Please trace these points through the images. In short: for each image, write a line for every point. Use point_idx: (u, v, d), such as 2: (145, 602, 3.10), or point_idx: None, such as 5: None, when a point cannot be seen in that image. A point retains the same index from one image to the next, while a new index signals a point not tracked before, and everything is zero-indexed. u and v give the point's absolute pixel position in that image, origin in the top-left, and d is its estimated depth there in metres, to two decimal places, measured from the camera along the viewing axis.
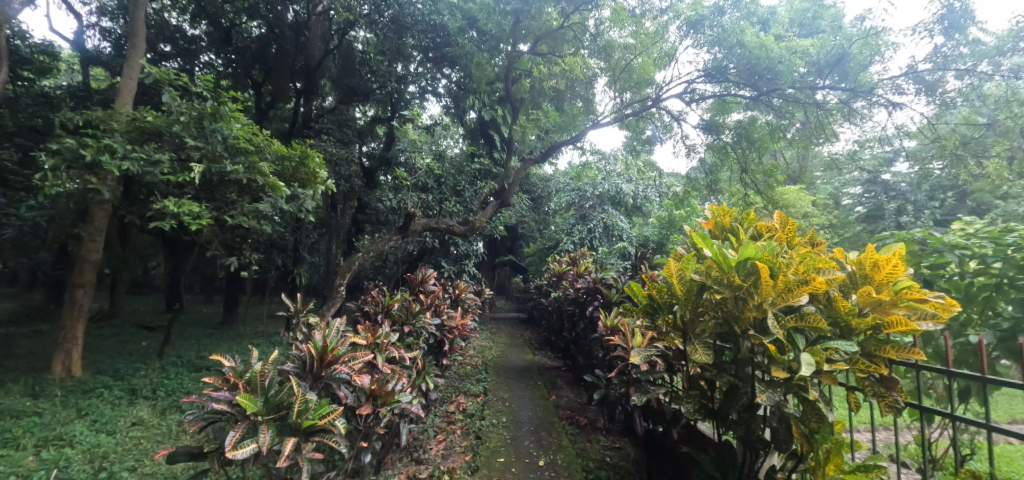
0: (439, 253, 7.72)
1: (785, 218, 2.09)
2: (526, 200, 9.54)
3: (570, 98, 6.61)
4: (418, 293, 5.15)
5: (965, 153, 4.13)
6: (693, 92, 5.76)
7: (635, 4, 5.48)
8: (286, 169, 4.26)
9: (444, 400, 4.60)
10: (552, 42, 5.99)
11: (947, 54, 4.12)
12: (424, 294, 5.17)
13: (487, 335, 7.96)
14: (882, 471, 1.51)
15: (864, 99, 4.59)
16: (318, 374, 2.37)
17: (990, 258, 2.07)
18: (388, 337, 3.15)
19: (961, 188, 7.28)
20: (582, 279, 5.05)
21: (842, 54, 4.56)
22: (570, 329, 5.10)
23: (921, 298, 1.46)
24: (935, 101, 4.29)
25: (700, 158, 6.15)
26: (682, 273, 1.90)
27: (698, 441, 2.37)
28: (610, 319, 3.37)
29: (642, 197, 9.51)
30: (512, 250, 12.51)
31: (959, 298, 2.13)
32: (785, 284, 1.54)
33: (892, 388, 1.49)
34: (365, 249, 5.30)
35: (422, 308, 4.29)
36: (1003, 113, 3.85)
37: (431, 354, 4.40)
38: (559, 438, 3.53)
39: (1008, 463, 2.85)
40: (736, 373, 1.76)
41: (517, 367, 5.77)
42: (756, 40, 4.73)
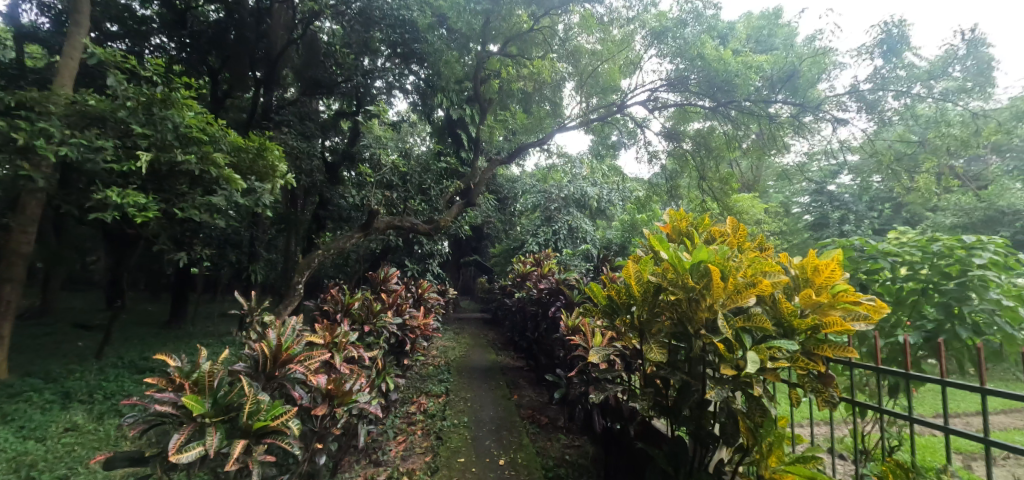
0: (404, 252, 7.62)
1: (737, 223, 2.18)
2: (493, 201, 9.54)
3: (538, 100, 6.71)
4: (379, 292, 5.04)
5: (900, 169, 4.47)
6: (656, 100, 5.95)
7: (603, 11, 5.62)
8: (242, 161, 4.02)
9: (405, 401, 4.52)
10: (521, 45, 6.01)
11: (885, 76, 4.43)
12: (386, 293, 5.07)
13: (451, 335, 7.92)
14: (821, 462, 1.62)
15: (812, 114, 4.85)
16: (271, 374, 2.29)
17: (918, 265, 2.26)
18: (347, 336, 3.08)
19: (895, 200, 7.93)
20: (546, 280, 5.12)
21: (793, 71, 4.83)
22: (533, 329, 5.17)
23: (856, 300, 1.58)
24: (874, 118, 4.56)
25: (661, 165, 6.36)
26: (640, 275, 1.97)
27: (653, 436, 2.45)
28: (572, 319, 3.43)
29: (606, 200, 9.70)
30: (478, 250, 12.61)
31: (890, 301, 2.33)
32: (735, 287, 1.61)
33: (828, 384, 1.58)
34: (326, 246, 5.15)
35: (383, 307, 4.21)
36: (933, 132, 4.20)
37: (392, 355, 4.31)
38: (520, 438, 3.56)
39: (929, 453, 3.13)
40: (689, 371, 1.82)
41: (480, 367, 5.78)
42: (715, 54, 5.04)
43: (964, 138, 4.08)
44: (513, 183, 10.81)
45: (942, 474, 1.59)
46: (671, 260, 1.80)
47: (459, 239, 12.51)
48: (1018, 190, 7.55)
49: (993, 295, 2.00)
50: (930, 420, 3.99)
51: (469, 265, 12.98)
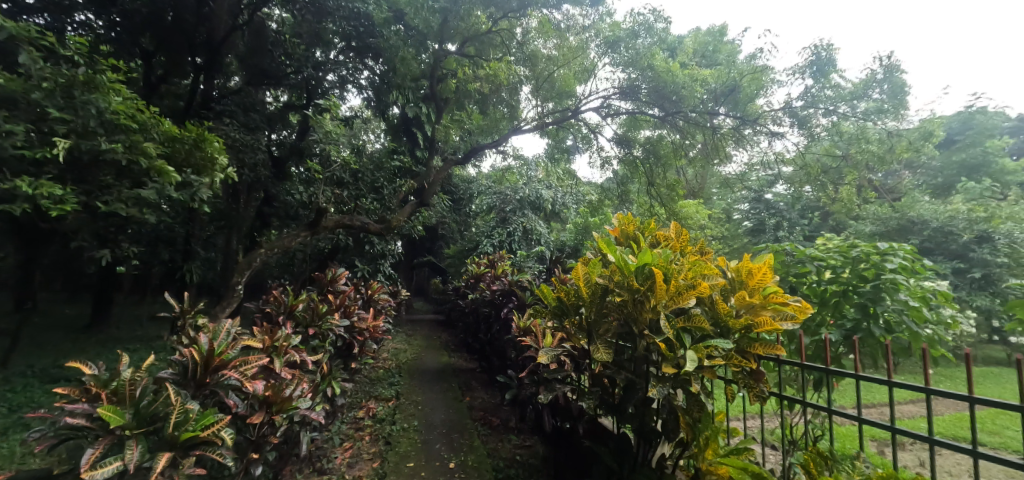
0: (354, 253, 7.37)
1: (680, 227, 2.28)
2: (448, 201, 9.44)
3: (495, 102, 6.64)
4: (326, 294, 4.84)
5: (827, 180, 4.84)
6: (609, 107, 6.12)
7: (560, 18, 5.86)
8: (177, 152, 3.72)
9: (353, 406, 4.38)
10: (479, 45, 6.04)
11: (815, 95, 4.84)
12: (333, 295, 4.88)
13: (403, 337, 7.77)
14: (752, 453, 1.74)
15: (751, 127, 5.20)
16: (202, 381, 2.16)
17: (839, 268, 2.49)
18: (289, 340, 2.94)
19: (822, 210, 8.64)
20: (498, 282, 5.15)
21: (734, 86, 5.18)
22: (485, 331, 5.18)
23: (784, 301, 1.69)
24: (805, 133, 4.90)
25: (613, 171, 6.56)
26: (588, 277, 2.02)
27: (599, 434, 2.52)
28: (523, 320, 3.45)
29: (559, 204, 9.70)
30: (433, 251, 12.53)
31: (816, 302, 2.52)
32: (676, 289, 1.70)
33: (759, 380, 1.69)
34: (269, 245, 4.90)
35: (330, 309, 4.05)
36: (853, 148, 4.59)
37: (339, 358, 4.17)
38: (470, 440, 3.56)
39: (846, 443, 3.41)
40: (634, 370, 1.89)
41: (432, 369, 5.70)
42: (664, 65, 5.29)
43: (881, 153, 4.50)
44: (469, 184, 10.73)
45: (855, 459, 1.74)
46: (618, 263, 1.86)
47: (413, 239, 12.35)
48: (924, 202, 8.44)
49: (902, 296, 2.21)
50: (845, 411, 4.38)
51: (423, 266, 12.80)
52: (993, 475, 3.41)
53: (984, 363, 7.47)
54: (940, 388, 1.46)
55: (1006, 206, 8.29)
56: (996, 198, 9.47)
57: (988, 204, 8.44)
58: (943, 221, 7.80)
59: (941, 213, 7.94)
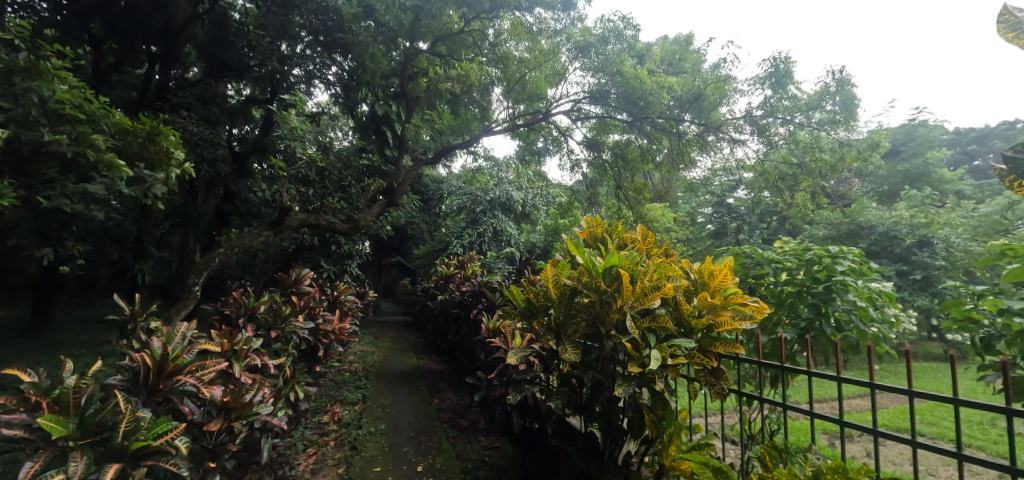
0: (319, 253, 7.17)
1: (646, 230, 2.34)
2: (417, 202, 9.32)
3: (467, 102, 6.57)
4: (290, 295, 4.68)
5: (783, 187, 5.09)
6: (579, 111, 6.21)
7: (533, 21, 5.90)
8: (128, 146, 3.49)
9: (318, 411, 4.27)
10: (451, 45, 6.01)
11: (773, 105, 5.08)
12: (297, 296, 4.73)
13: (370, 339, 7.61)
14: (713, 448, 1.81)
15: (715, 134, 5.39)
16: (154, 387, 2.05)
17: (793, 271, 2.62)
18: (249, 344, 2.83)
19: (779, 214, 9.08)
20: (468, 283, 5.14)
21: (699, 94, 5.34)
22: (455, 332, 5.13)
23: (743, 302, 1.76)
24: (764, 141, 5.14)
25: (583, 173, 6.67)
26: (557, 278, 2.04)
27: (567, 433, 2.55)
28: (493, 322, 3.45)
29: (531, 205, 9.57)
30: (402, 251, 12.35)
31: (773, 303, 2.64)
32: (642, 290, 1.75)
33: (720, 377, 1.76)
34: (228, 244, 4.70)
35: (294, 311, 3.93)
36: (808, 156, 4.86)
37: (303, 362, 4.05)
38: (438, 442, 3.54)
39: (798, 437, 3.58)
40: (601, 370, 1.92)
41: (400, 372, 5.62)
42: (633, 72, 5.41)
43: (833, 162, 4.76)
44: (439, 184, 10.63)
45: (807, 451, 1.83)
46: (586, 264, 1.90)
47: (381, 239, 12.13)
48: (871, 209, 8.99)
49: (851, 297, 2.35)
50: (799, 406, 4.60)
51: (392, 266, 12.60)
52: (932, 462, 3.66)
53: (924, 359, 8.01)
54: (882, 382, 1.56)
55: (943, 213, 8.94)
56: (934, 205, 10.20)
57: (928, 211, 9.08)
58: (888, 226, 8.34)
59: (886, 218, 8.48)
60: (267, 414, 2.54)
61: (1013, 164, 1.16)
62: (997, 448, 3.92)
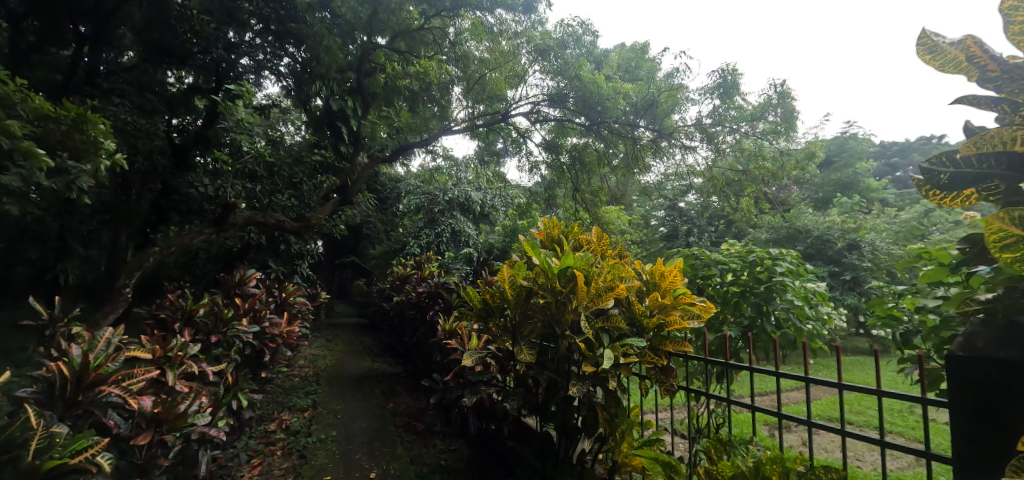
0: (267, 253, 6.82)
1: (601, 232, 2.38)
2: (373, 200, 9.06)
3: (425, 101, 6.57)
4: (233, 297, 4.41)
5: (731, 192, 5.36)
6: (538, 113, 6.28)
7: (494, 22, 5.88)
8: (49, 134, 2.99)
9: (264, 419, 4.08)
10: (410, 41, 5.90)
11: (721, 113, 5.33)
12: (241, 299, 4.46)
13: (321, 343, 7.32)
14: (663, 443, 1.87)
15: (667, 140, 5.58)
16: (73, 399, 1.87)
17: (738, 272, 2.74)
18: (185, 349, 2.68)
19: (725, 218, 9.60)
20: (425, 283, 5.05)
21: (653, 101, 5.49)
22: (411, 334, 5.02)
23: (691, 301, 1.84)
24: (713, 148, 5.40)
25: (541, 176, 6.74)
26: (514, 279, 2.04)
27: (523, 433, 2.56)
28: (449, 323, 3.41)
29: (489, 206, 9.53)
30: (357, 251, 12.02)
31: (719, 302, 2.77)
32: (596, 291, 1.79)
33: (669, 375, 1.82)
34: (165, 243, 4.38)
35: (237, 314, 3.71)
36: (752, 164, 5.15)
37: (247, 367, 3.86)
38: (393, 448, 3.47)
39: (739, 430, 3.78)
40: (556, 370, 1.95)
41: (353, 376, 5.47)
42: (590, 76, 5.59)
43: (774, 170, 5.07)
44: (397, 183, 10.41)
45: (749, 443, 1.93)
46: (542, 266, 1.91)
47: (335, 238, 11.74)
48: (808, 214, 9.66)
49: (789, 296, 2.51)
50: (741, 400, 4.86)
51: (346, 267, 12.22)
52: (858, 447, 3.98)
53: (852, 353, 8.71)
54: (814, 375, 1.67)
55: (869, 219, 9.74)
56: (861, 211, 11.13)
57: (857, 217, 9.86)
58: (822, 230, 9.02)
59: (821, 223, 9.15)
60: (204, 424, 2.41)
61: (929, 175, 1.27)
62: (914, 433, 4.31)
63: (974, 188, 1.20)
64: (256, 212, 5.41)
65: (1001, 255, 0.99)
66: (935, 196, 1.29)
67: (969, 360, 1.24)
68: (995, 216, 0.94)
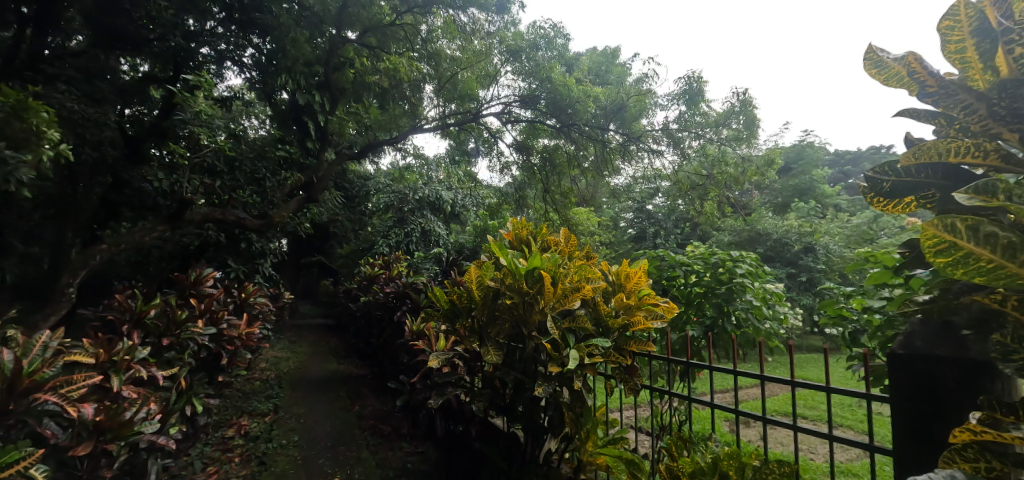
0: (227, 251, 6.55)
1: (569, 233, 2.40)
2: (340, 198, 8.85)
3: (395, 98, 6.46)
4: (189, 298, 4.21)
5: (696, 195, 5.54)
6: (509, 114, 6.30)
7: (466, 21, 5.96)
8: None
9: (220, 425, 3.94)
10: (381, 37, 5.75)
11: (687, 120, 5.47)
12: (197, 299, 4.27)
13: (285, 345, 7.10)
14: (627, 441, 1.92)
15: (636, 143, 5.71)
16: (3, 409, 1.75)
17: (700, 273, 2.83)
18: (132, 354, 2.57)
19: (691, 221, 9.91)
20: (393, 284, 4.97)
21: (622, 105, 5.64)
22: (378, 335, 4.94)
23: (655, 302, 1.88)
24: (679, 153, 5.57)
25: (512, 176, 6.76)
26: (481, 279, 2.04)
27: (490, 434, 2.56)
28: (417, 324, 3.38)
29: (460, 206, 9.48)
30: (323, 250, 11.74)
31: (683, 303, 2.85)
32: (563, 292, 1.81)
33: (633, 374, 1.87)
34: (115, 240, 4.15)
35: (192, 315, 3.56)
36: (716, 169, 5.34)
37: (203, 371, 3.71)
38: (358, 452, 3.41)
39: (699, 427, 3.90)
40: (522, 371, 1.96)
41: (317, 378, 5.33)
42: (561, 79, 5.65)
43: (736, 176, 5.28)
44: (366, 181, 10.21)
45: (709, 440, 1.99)
46: (510, 267, 1.92)
47: (300, 237, 11.40)
48: (768, 218, 10.10)
49: (748, 297, 2.62)
50: (702, 397, 5.03)
51: (311, 266, 11.90)
52: (810, 441, 4.18)
53: (806, 350, 9.17)
54: (770, 374, 1.75)
55: (824, 223, 10.26)
56: (816, 216, 11.72)
57: (813, 221, 10.38)
58: (780, 233, 9.46)
59: (779, 227, 9.59)
60: (152, 432, 2.30)
61: (874, 183, 1.35)
62: (861, 426, 4.57)
63: (913, 196, 1.28)
64: (215, 208, 5.21)
65: (934, 259, 0.98)
66: (879, 202, 1.37)
67: (909, 358, 1.32)
68: (933, 223, 0.92)
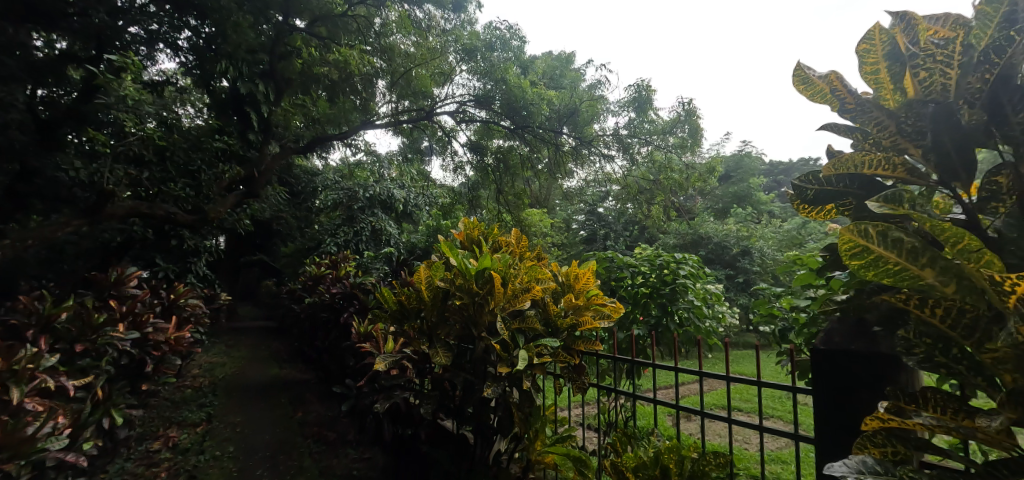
0: (154, 248, 6.06)
1: (520, 234, 2.42)
2: (284, 194, 8.42)
3: (346, 91, 6.23)
4: (108, 300, 3.85)
5: (644, 199, 5.78)
6: (464, 113, 6.27)
7: (421, 16, 6.07)
8: None
9: (145, 438, 3.65)
10: (332, 27, 5.63)
11: (636, 126, 5.65)
12: (118, 301, 3.91)
13: (220, 349, 6.67)
14: (574, 439, 2.01)
15: (587, 148, 5.77)
16: None
17: (646, 275, 2.95)
18: (36, 362, 2.35)
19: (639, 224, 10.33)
20: (339, 284, 4.81)
21: (575, 109, 5.72)
22: (324, 338, 4.75)
23: (603, 302, 1.94)
24: (627, 158, 5.70)
25: (465, 176, 6.72)
26: (431, 280, 2.02)
27: (439, 437, 2.54)
28: (364, 326, 3.29)
29: (413, 205, 9.34)
30: (265, 249, 11.13)
31: (630, 303, 2.95)
32: (512, 292, 1.83)
33: (581, 373, 1.91)
34: (20, 236, 3.73)
35: (111, 318, 3.27)
36: (662, 175, 5.61)
37: (124, 379, 3.42)
38: (299, 460, 3.27)
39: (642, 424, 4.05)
40: (472, 372, 1.96)
41: (257, 385, 5.05)
42: (516, 81, 5.68)
43: (680, 181, 5.58)
44: (313, 176, 9.80)
45: (651, 435, 2.07)
46: (459, 267, 1.91)
47: (240, 235, 10.74)
48: (709, 222, 10.72)
49: (689, 297, 2.77)
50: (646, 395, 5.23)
51: (252, 266, 11.25)
52: (744, 432, 4.47)
53: (741, 347, 9.82)
54: (709, 369, 1.84)
55: (759, 228, 11.04)
56: (752, 221, 12.59)
57: (749, 226, 11.14)
58: (720, 237, 10.10)
59: (720, 231, 10.21)
60: (57, 449, 2.12)
61: (800, 191, 1.45)
62: (789, 416, 4.94)
63: (833, 203, 1.39)
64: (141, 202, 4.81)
65: (849, 262, 1.06)
66: (804, 209, 1.48)
67: (829, 352, 1.44)
68: (848, 228, 0.99)
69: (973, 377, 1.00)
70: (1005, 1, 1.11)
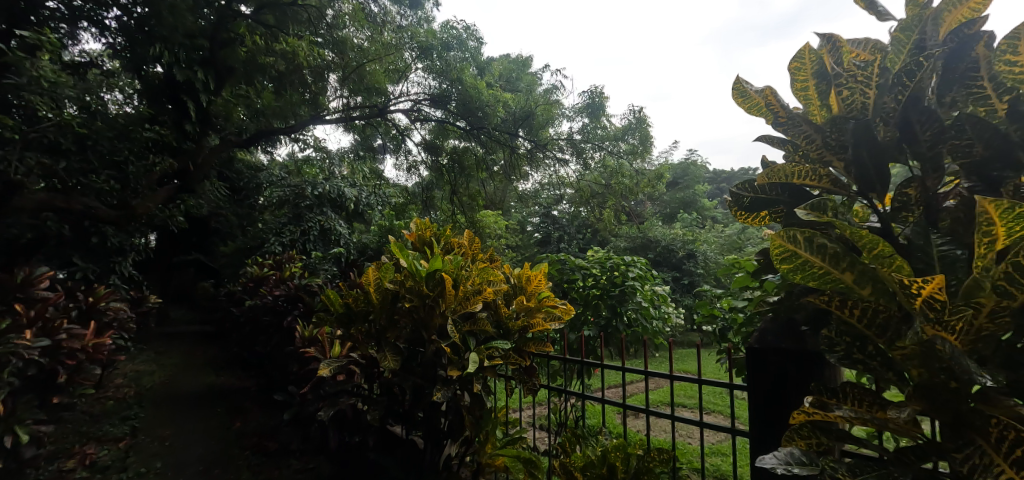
0: (70, 246, 5.52)
1: (473, 235, 2.42)
2: (224, 189, 7.93)
3: (294, 84, 5.99)
4: (14, 304, 3.48)
5: (597, 203, 5.92)
6: (418, 111, 6.18)
7: (376, 11, 5.91)
8: None
9: (57, 456, 3.32)
10: (280, 16, 5.39)
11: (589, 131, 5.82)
12: (25, 305, 3.54)
13: (149, 356, 6.17)
14: (524, 441, 2.04)
15: (541, 151, 5.78)
16: None
17: (595, 278, 3.03)
18: None
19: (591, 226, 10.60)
20: (283, 286, 4.60)
21: (530, 112, 5.73)
22: (266, 342, 4.51)
23: (554, 304, 1.99)
24: (581, 163, 5.81)
25: (420, 176, 6.62)
26: (380, 281, 1.97)
27: (387, 444, 2.48)
28: (308, 331, 3.15)
29: (365, 204, 8.80)
30: (202, 248, 10.41)
31: (581, 305, 3.02)
32: (464, 294, 1.82)
33: (531, 374, 1.93)
34: None
35: (14, 325, 2.95)
36: (614, 180, 5.80)
37: (30, 392, 3.10)
38: (235, 475, 3.09)
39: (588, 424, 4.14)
40: (422, 375, 1.93)
41: (190, 395, 4.73)
42: (472, 82, 5.70)
43: (631, 186, 5.79)
44: (257, 172, 9.31)
45: (599, 434, 2.12)
46: (409, 268, 1.88)
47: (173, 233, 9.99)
48: (658, 226, 11.18)
49: (637, 299, 2.88)
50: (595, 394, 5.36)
51: (188, 266, 10.49)
52: (687, 427, 4.68)
53: (685, 346, 10.31)
54: (653, 369, 1.91)
55: (704, 232, 11.65)
56: (696, 226, 13.29)
57: (694, 230, 11.74)
58: (668, 241, 10.56)
59: (667, 235, 10.69)
60: None
61: (738, 197, 1.54)
62: (727, 411, 5.24)
63: (767, 210, 1.50)
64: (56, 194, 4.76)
65: (780, 266, 1.14)
66: (743, 216, 1.57)
67: (762, 350, 1.53)
68: (779, 234, 1.06)
69: (886, 372, 1.10)
70: (914, 30, 1.20)
